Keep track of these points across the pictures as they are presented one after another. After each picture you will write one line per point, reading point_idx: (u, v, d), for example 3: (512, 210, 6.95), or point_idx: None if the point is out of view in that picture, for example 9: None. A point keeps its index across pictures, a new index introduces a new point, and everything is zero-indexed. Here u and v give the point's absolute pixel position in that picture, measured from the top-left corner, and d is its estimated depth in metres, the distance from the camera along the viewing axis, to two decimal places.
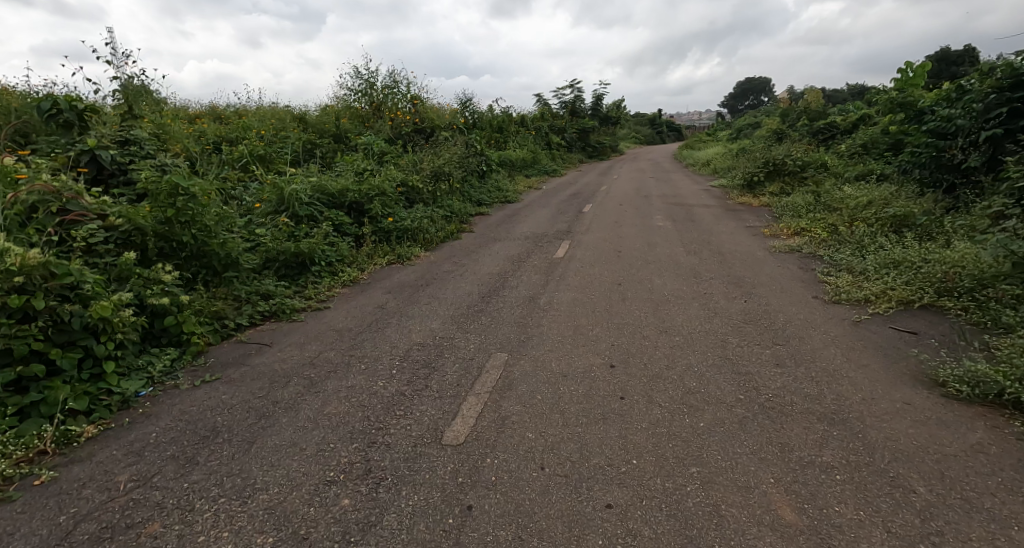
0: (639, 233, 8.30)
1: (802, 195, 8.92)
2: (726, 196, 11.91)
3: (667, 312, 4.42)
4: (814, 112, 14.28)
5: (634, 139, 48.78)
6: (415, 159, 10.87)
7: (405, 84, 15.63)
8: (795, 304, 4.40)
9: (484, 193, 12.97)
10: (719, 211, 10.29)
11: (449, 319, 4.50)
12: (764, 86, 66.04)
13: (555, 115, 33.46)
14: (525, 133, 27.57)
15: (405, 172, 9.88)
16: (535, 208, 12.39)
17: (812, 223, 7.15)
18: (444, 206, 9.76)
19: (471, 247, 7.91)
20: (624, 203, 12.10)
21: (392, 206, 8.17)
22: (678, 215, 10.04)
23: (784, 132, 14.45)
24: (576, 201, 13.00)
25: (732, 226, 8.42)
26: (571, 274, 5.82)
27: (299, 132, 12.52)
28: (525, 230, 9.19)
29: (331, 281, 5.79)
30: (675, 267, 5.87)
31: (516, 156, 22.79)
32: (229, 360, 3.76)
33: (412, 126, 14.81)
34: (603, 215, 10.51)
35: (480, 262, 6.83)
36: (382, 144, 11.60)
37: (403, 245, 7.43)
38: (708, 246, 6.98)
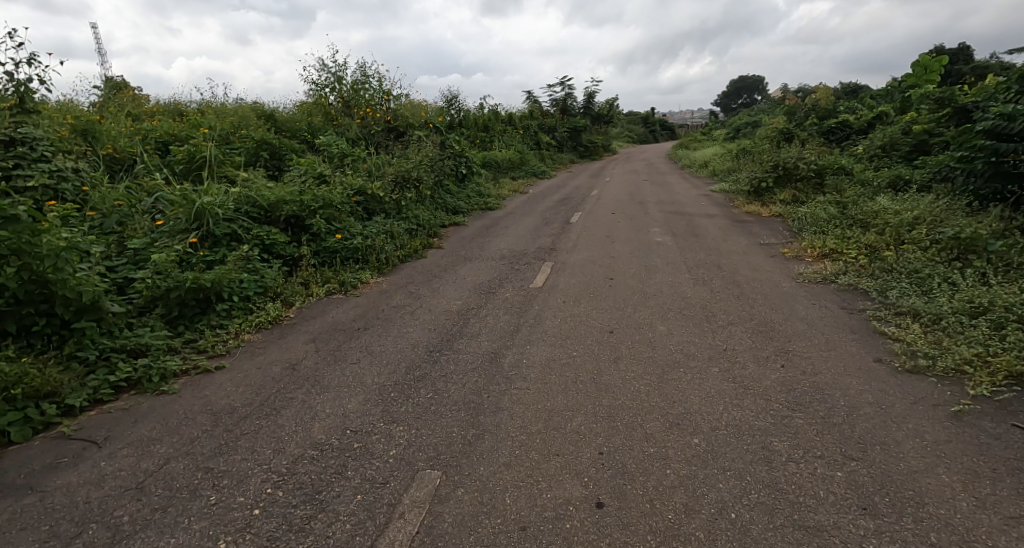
0: (634, 250, 7.12)
1: (821, 206, 7.77)
2: (729, 204, 10.77)
3: (673, 385, 3.22)
4: (823, 110, 13.14)
5: (626, 139, 47.80)
6: (380, 163, 9.60)
7: (377, 79, 14.32)
8: (851, 370, 3.22)
9: (462, 201, 11.75)
10: (724, 222, 9.12)
11: (376, 394, 3.27)
12: (757, 86, 65.45)
13: (544, 114, 32.20)
14: (513, 132, 26.30)
15: (365, 179, 8.61)
16: (517, 217, 11.16)
17: (842, 243, 5.96)
18: (409, 218, 8.51)
19: (437, 270, 6.67)
20: (617, 211, 10.91)
21: (341, 220, 6.92)
22: (677, 228, 8.86)
23: (790, 132, 13.30)
24: (564, 208, 11.79)
25: (742, 242, 7.26)
26: (549, 314, 4.61)
27: (253, 131, 11.18)
28: (503, 246, 7.96)
29: (241, 325, 4.53)
30: (680, 305, 4.65)
31: (503, 157, 21.51)
32: (17, 479, 2.46)
33: (384, 126, 13.52)
34: (592, 226, 9.32)
35: (443, 292, 5.61)
36: (345, 146, 10.31)
37: (348, 272, 6.19)
38: (717, 271, 5.79)
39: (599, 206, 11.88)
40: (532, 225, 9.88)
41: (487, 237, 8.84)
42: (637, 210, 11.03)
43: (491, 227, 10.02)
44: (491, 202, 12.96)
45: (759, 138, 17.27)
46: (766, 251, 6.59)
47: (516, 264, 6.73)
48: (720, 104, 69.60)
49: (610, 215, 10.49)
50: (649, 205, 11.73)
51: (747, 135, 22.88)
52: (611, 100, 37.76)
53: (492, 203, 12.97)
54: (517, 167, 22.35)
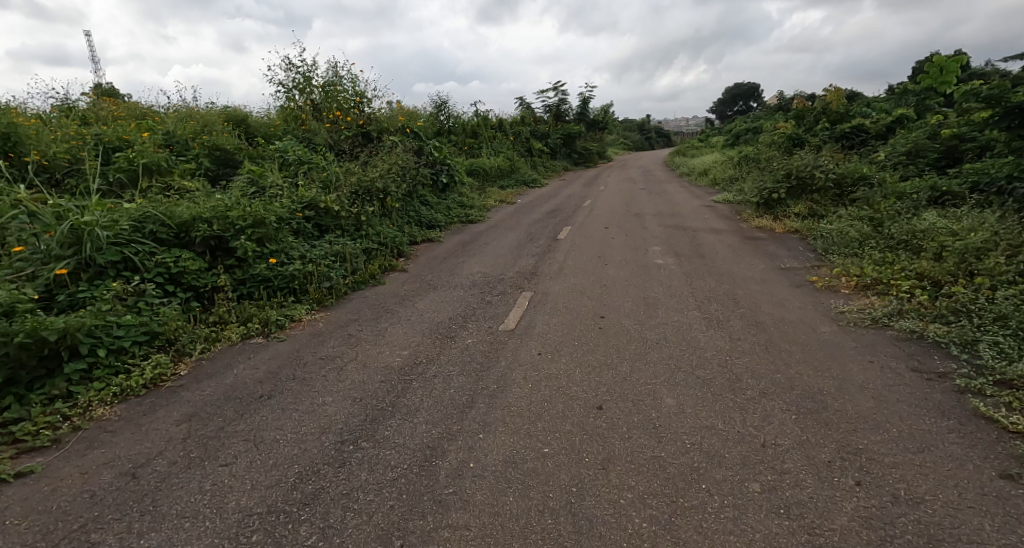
0: (629, 276, 6.04)
1: (849, 223, 6.69)
2: (736, 218, 9.71)
3: (693, 523, 2.06)
4: (834, 113, 12.10)
5: (621, 145, 46.94)
6: (342, 172, 8.48)
7: (352, 80, 13.23)
8: (969, 495, 2.08)
9: (439, 216, 10.65)
10: (732, 238, 8.05)
11: (231, 537, 2.10)
12: (753, 92, 64.99)
13: (537, 120, 31.23)
14: (504, 139, 25.30)
15: (319, 192, 7.49)
16: (501, 232, 10.05)
17: (887, 272, 4.86)
18: (370, 238, 7.40)
19: (392, 303, 5.53)
20: (611, 225, 9.83)
21: (278, 241, 5.76)
22: (679, 246, 7.79)
23: (799, 138, 12.25)
24: (553, 222, 10.71)
25: (757, 266, 6.18)
26: (518, 376, 3.47)
27: (207, 136, 10.08)
28: (478, 270, 6.85)
29: (97, 393, 3.34)
30: (690, 366, 3.52)
31: (492, 165, 20.46)
32: None
33: (357, 131, 12.44)
34: (583, 244, 8.22)
35: (391, 336, 4.47)
36: (306, 153, 9.20)
37: (277, 307, 5.02)
38: (732, 308, 4.69)
39: (592, 218, 10.80)
40: (515, 243, 8.77)
41: (462, 258, 7.73)
42: (633, 223, 9.96)
43: (468, 245, 8.91)
44: (473, 214, 11.84)
45: (763, 144, 16.23)
46: (788, 279, 5.50)
47: (489, 295, 5.60)
48: (716, 111, 69.02)
49: (603, 229, 9.41)
50: (646, 217, 10.67)
51: (748, 141, 21.85)
52: (606, 105, 36.83)
53: (475, 215, 11.85)
54: (507, 175, 21.32)
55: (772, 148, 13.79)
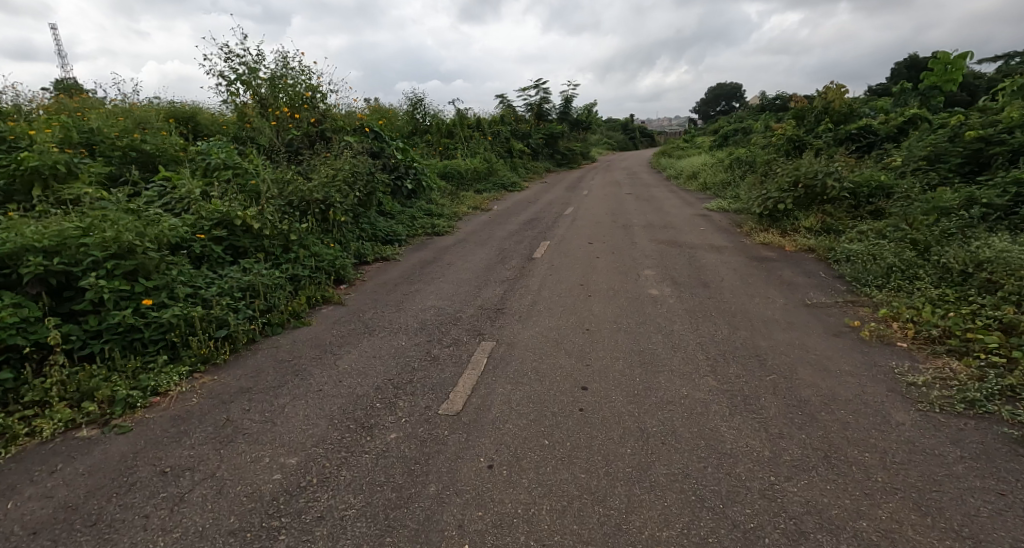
0: (617, 317, 4.82)
1: (882, 245, 5.56)
2: (736, 232, 8.57)
3: None
4: (838, 113, 11.08)
5: (605, 146, 46.03)
6: (275, 181, 7.12)
7: (306, 72, 11.82)
8: None
9: (398, 229, 9.32)
10: (737, 258, 6.87)
11: None
12: (736, 92, 64.70)
13: (517, 119, 29.99)
14: (483, 139, 23.98)
15: (238, 205, 6.13)
16: (468, 248, 8.75)
17: (960, 321, 3.70)
18: (300, 263, 6.09)
19: (307, 359, 4.21)
20: (596, 240, 8.62)
21: (160, 275, 4.39)
22: (673, 268, 6.60)
23: (800, 140, 11.16)
24: (528, 235, 9.45)
25: (775, 302, 4.99)
26: (449, 525, 2.20)
27: (126, 135, 8.57)
28: (432, 304, 5.57)
29: None
30: (717, 501, 2.28)
31: (468, 167, 19.13)
32: None
33: (311, 131, 11.07)
34: (561, 266, 6.97)
35: (286, 424, 3.16)
36: (237, 158, 7.81)
37: (138, 373, 3.67)
38: (756, 374, 3.49)
39: (572, 231, 9.56)
40: (481, 264, 7.49)
41: (416, 286, 6.42)
42: (620, 238, 8.73)
43: (428, 266, 7.60)
44: (439, 225, 10.51)
45: (757, 147, 15.16)
46: (819, 323, 4.31)
47: (436, 347, 4.33)
48: (700, 111, 68.59)
49: (584, 246, 8.19)
50: (635, 229, 9.49)
51: (737, 143, 20.87)
52: (590, 104, 35.73)
53: (441, 225, 10.52)
54: (485, 178, 20.03)
55: (769, 151, 12.70)
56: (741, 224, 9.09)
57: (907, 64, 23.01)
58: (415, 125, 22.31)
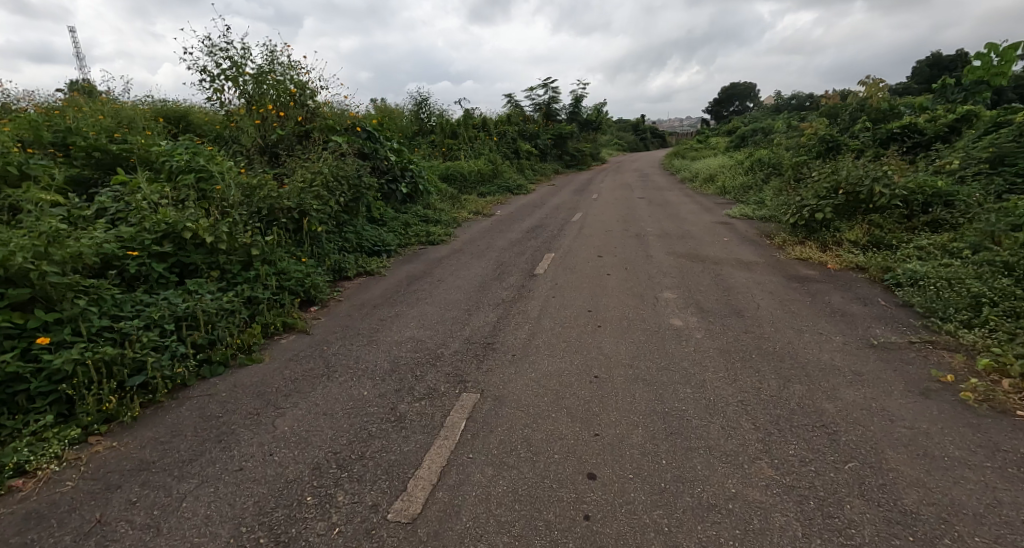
0: (633, 360, 3.89)
1: (957, 269, 4.59)
2: (765, 245, 7.62)
3: None
4: (876, 111, 10.05)
5: (615, 147, 45.07)
6: (243, 187, 6.30)
7: (296, 67, 11.02)
8: None
9: (386, 240, 8.45)
10: (772, 278, 5.89)
11: None
12: (750, 92, 63.41)
13: (526, 120, 29.14)
14: (488, 140, 23.09)
15: (191, 214, 5.28)
16: (463, 261, 7.86)
17: None
18: (262, 284, 5.24)
19: (240, 416, 3.32)
20: (607, 252, 7.69)
21: (67, 305, 3.53)
22: (698, 290, 5.63)
23: (833, 141, 10.13)
24: (530, 247, 8.53)
25: (830, 340, 4.03)
26: None
27: (91, 133, 7.76)
28: (409, 336, 4.68)
29: None
30: None
31: (471, 169, 18.26)
32: None
33: (299, 131, 10.27)
34: (566, 285, 6.04)
35: (178, 531, 2.27)
36: (207, 159, 7.00)
37: (9, 443, 2.81)
38: (828, 461, 2.54)
39: (580, 242, 8.61)
40: (475, 281, 6.61)
41: (398, 309, 5.55)
42: (633, 250, 7.78)
43: (415, 283, 6.72)
44: (434, 236, 9.61)
45: (780, 149, 14.11)
46: (896, 376, 3.35)
47: (404, 402, 3.42)
48: (713, 112, 67.34)
49: (594, 260, 7.25)
50: (651, 240, 8.54)
51: (755, 144, 19.81)
52: (600, 104, 34.75)
53: (436, 235, 9.63)
54: (489, 180, 19.14)
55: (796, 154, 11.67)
56: (770, 236, 8.10)
57: (930, 63, 21.88)
58: (418, 125, 21.49)
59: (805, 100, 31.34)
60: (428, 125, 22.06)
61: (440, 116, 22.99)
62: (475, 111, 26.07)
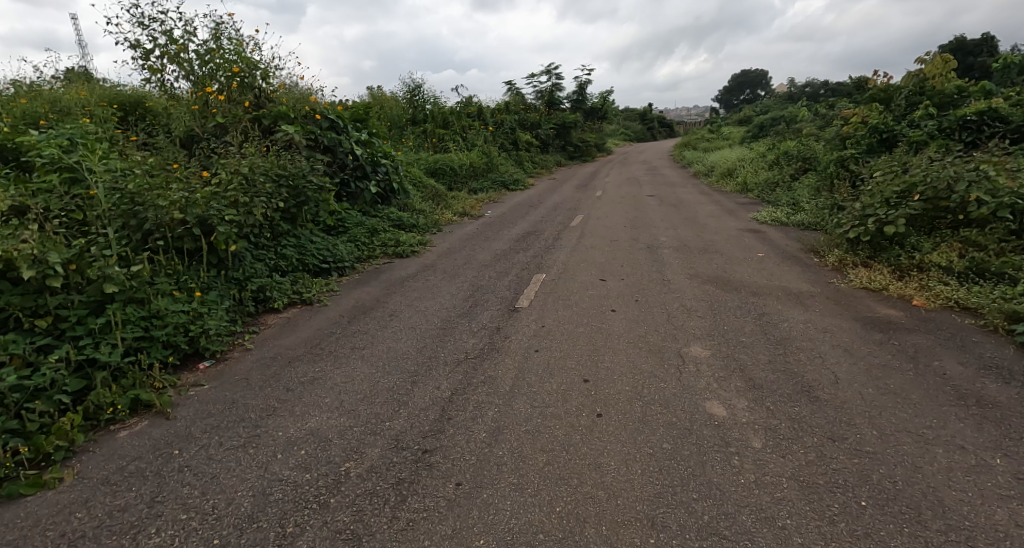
0: (656, 510, 2.30)
1: None
2: (813, 267, 6.03)
3: None
4: (940, 94, 8.50)
5: (621, 136, 43.28)
6: (122, 192, 4.66)
7: (245, 40, 9.32)
8: None
9: (338, 256, 6.83)
10: (841, 323, 4.28)
11: None
12: (761, 80, 61.21)
13: (526, 108, 27.44)
14: (484, 130, 21.41)
15: (11, 235, 3.61)
16: (430, 286, 6.23)
17: None
18: (110, 341, 3.49)
19: None
20: (614, 276, 6.09)
21: None
22: (741, 344, 4.03)
23: (889, 133, 8.48)
24: (518, 265, 6.94)
25: (984, 466, 2.44)
26: None
27: None
28: (311, 429, 3.05)
29: None
30: None
31: (462, 162, 16.63)
32: None
33: (245, 114, 8.56)
34: (558, 332, 4.45)
35: None
36: (90, 152, 5.32)
37: None
38: None
39: (580, 259, 7.01)
40: (437, 320, 4.98)
41: (318, 370, 3.92)
42: (647, 274, 6.18)
43: (360, 319, 5.10)
44: (403, 249, 8.01)
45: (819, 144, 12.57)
46: None
47: None
48: (723, 100, 65.10)
49: (597, 289, 5.65)
50: (667, 257, 6.94)
51: (775, 135, 18.03)
52: (605, 92, 32.85)
53: (406, 248, 8.03)
54: (483, 175, 17.52)
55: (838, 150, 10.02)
56: (818, 254, 6.48)
57: (956, 44, 19.95)
58: (407, 114, 19.85)
59: (824, 86, 29.41)
60: (419, 114, 20.41)
61: (432, 104, 21.31)
62: (472, 98, 24.33)
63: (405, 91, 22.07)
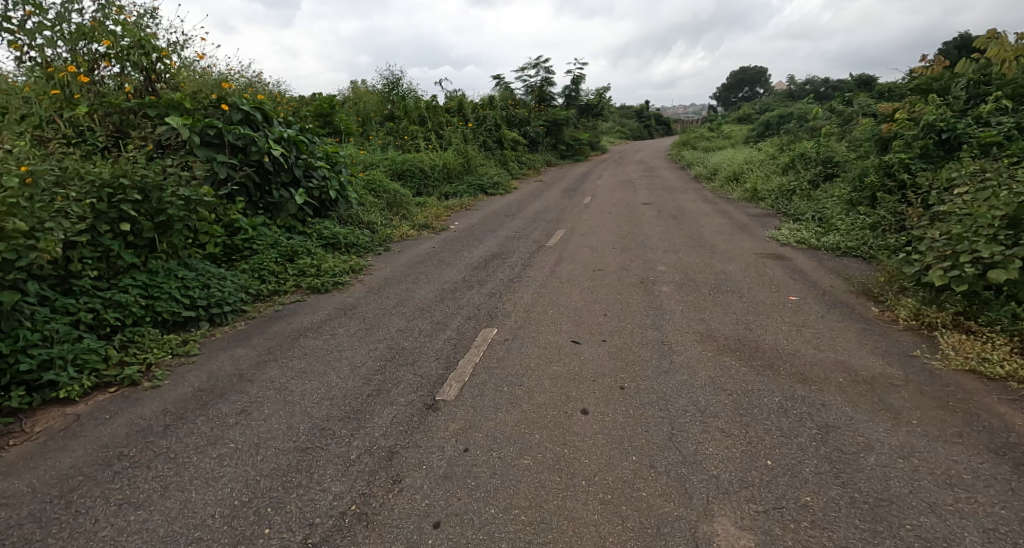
0: None
1: None
2: (877, 329, 4.25)
3: None
4: (1013, 84, 7.10)
5: (616, 133, 41.54)
6: None
7: (138, 15, 7.44)
8: None
9: (216, 297, 4.95)
10: (976, 465, 2.50)
11: None
12: (760, 77, 59.64)
13: (514, 103, 25.58)
14: (465, 127, 19.57)
15: None
16: (332, 348, 4.37)
17: None
18: None
19: None
20: (593, 341, 4.29)
21: None
22: (808, 518, 2.22)
23: (951, 133, 6.89)
24: (467, 312, 5.13)
25: None
26: None
27: None
28: None
29: None
30: None
31: (435, 164, 14.81)
32: None
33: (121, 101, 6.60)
34: (488, 472, 2.62)
35: None
36: None
37: None
38: None
39: (551, 306, 5.22)
40: (304, 424, 3.10)
41: None
42: (640, 335, 4.39)
43: (187, 418, 3.18)
44: (322, 282, 6.16)
45: (846, 147, 10.88)
46: None
47: None
48: (720, 98, 63.56)
49: (566, 367, 3.84)
50: (668, 303, 5.16)
51: (785, 134, 16.36)
52: (601, 87, 31.07)
53: (326, 281, 6.18)
54: (460, 178, 15.69)
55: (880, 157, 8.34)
56: (876, 306, 4.71)
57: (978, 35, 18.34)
58: (378, 110, 18.35)
59: (826, 83, 27.92)
60: (391, 109, 18.52)
61: (407, 99, 19.43)
62: (453, 93, 22.46)
63: (379, 84, 20.18)
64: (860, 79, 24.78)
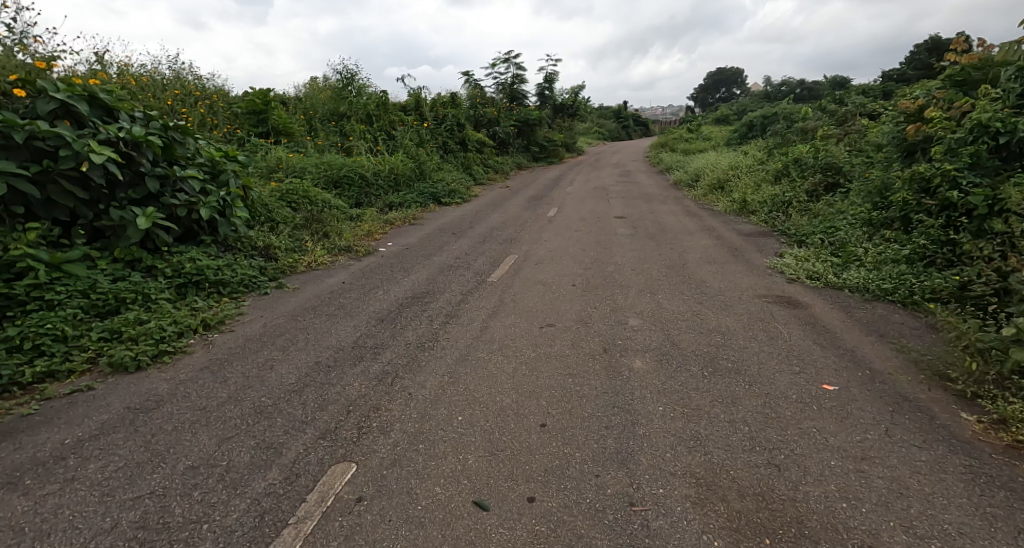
0: None
1: None
2: (996, 471, 2.57)
3: None
4: None
5: (593, 133, 40.03)
6: None
7: None
8: None
9: None
10: None
11: None
12: (737, 78, 59.05)
13: (482, 102, 23.70)
14: (422, 127, 17.60)
15: None
16: (31, 521, 2.37)
17: None
18: None
19: None
20: (511, 507, 2.44)
21: None
22: None
23: (1011, 136, 5.34)
24: (327, 422, 3.23)
25: None
26: None
27: None
28: None
29: None
30: None
31: (379, 169, 12.82)
32: None
33: None
34: None
35: None
36: None
37: None
38: None
39: (463, 408, 3.37)
40: None
41: None
42: (594, 490, 2.55)
43: None
44: (134, 351, 4.07)
45: (849, 153, 9.33)
46: None
47: None
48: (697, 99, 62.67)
49: None
50: (642, 406, 3.34)
51: (771, 137, 14.90)
52: (577, 85, 29.41)
53: (142, 351, 4.09)
54: (410, 185, 13.71)
55: (905, 167, 6.72)
56: (972, 416, 3.05)
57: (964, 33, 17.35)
58: (325, 107, 16.25)
59: (803, 83, 26.86)
60: (337, 106, 16.43)
61: (357, 95, 17.36)
62: (413, 90, 20.50)
63: (326, 79, 18.03)
64: (837, 79, 23.73)
